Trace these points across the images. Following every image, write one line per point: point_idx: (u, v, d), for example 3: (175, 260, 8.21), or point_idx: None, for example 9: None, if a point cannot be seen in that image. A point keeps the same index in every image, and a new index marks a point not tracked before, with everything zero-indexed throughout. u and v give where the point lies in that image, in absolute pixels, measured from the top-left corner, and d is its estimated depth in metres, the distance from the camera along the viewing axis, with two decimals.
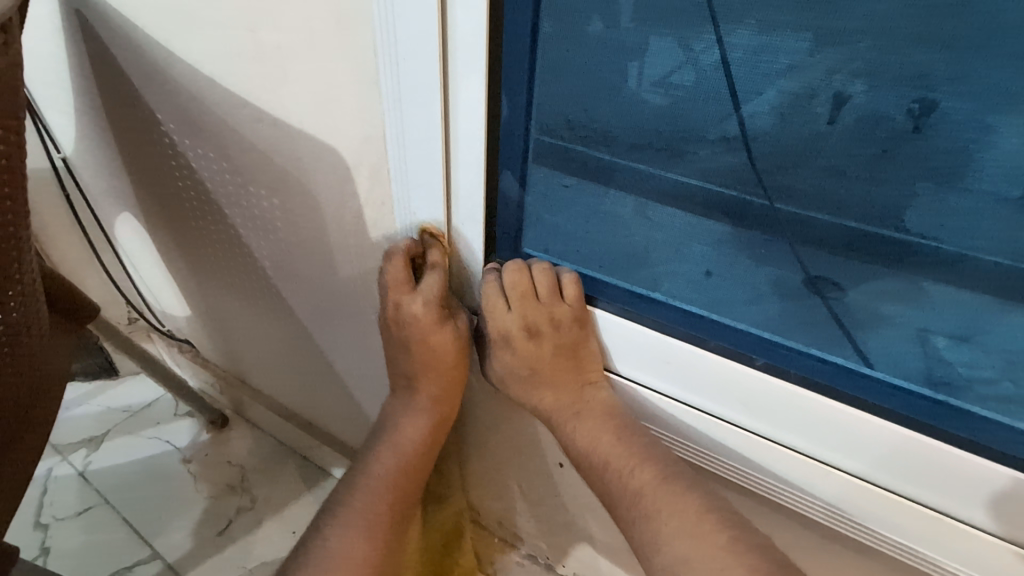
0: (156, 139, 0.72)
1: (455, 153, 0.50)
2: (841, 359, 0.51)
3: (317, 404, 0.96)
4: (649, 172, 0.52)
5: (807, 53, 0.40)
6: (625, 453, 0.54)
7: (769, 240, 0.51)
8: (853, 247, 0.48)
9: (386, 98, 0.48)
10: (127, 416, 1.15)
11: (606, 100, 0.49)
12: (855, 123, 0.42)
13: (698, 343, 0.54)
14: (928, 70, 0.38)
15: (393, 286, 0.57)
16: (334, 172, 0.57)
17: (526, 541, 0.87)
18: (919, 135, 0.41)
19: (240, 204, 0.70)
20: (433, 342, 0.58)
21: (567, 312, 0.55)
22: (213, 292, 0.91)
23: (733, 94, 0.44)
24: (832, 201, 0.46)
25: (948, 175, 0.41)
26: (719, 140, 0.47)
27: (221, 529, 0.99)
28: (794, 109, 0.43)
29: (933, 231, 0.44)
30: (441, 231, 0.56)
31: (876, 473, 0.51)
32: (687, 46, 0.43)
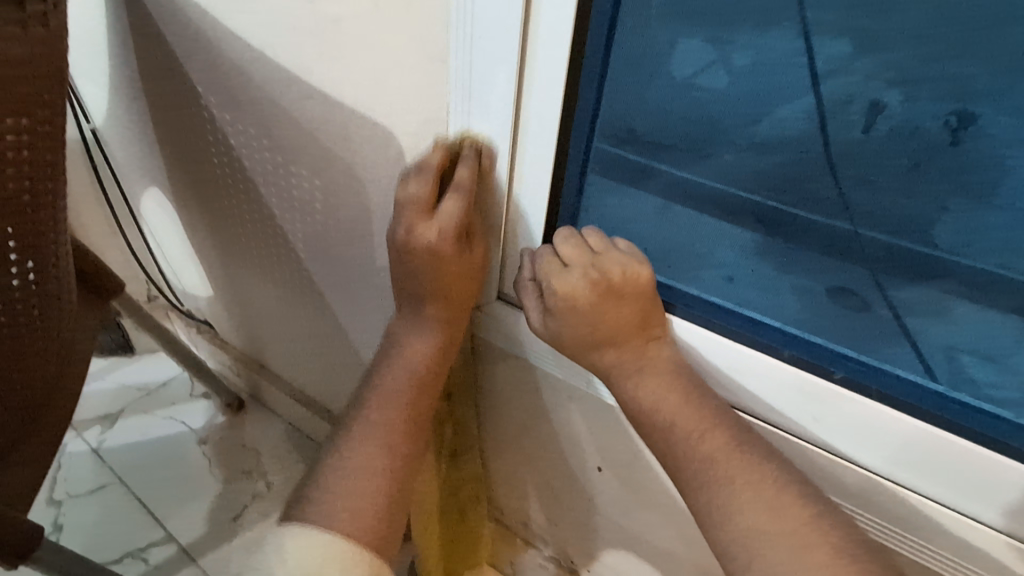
0: (192, 112, 0.70)
1: (523, 139, 0.47)
2: (923, 379, 0.45)
3: (339, 391, 0.94)
4: (676, 172, 0.69)
5: (854, 58, 0.61)
6: (694, 413, 0.44)
7: (790, 245, 0.69)
8: (882, 257, 0.67)
9: (454, 75, 0.45)
10: (143, 394, 1.14)
11: (648, 91, 0.63)
12: (889, 127, 0.62)
13: (771, 351, 0.47)
14: (969, 85, 0.56)
15: (412, 204, 0.49)
16: (384, 156, 0.55)
17: (552, 544, 0.83)
18: (955, 142, 0.60)
19: (278, 182, 0.68)
20: (444, 256, 0.49)
21: (627, 257, 0.47)
22: (240, 273, 0.90)
23: (814, 75, 0.64)
24: (867, 211, 0.65)
25: (974, 195, 0.62)
26: (746, 139, 0.69)
27: (236, 515, 0.98)
28: (836, 110, 0.64)
29: (957, 244, 0.64)
30: (484, 140, 0.48)
31: (964, 502, 0.43)
32: (717, 49, 0.64)
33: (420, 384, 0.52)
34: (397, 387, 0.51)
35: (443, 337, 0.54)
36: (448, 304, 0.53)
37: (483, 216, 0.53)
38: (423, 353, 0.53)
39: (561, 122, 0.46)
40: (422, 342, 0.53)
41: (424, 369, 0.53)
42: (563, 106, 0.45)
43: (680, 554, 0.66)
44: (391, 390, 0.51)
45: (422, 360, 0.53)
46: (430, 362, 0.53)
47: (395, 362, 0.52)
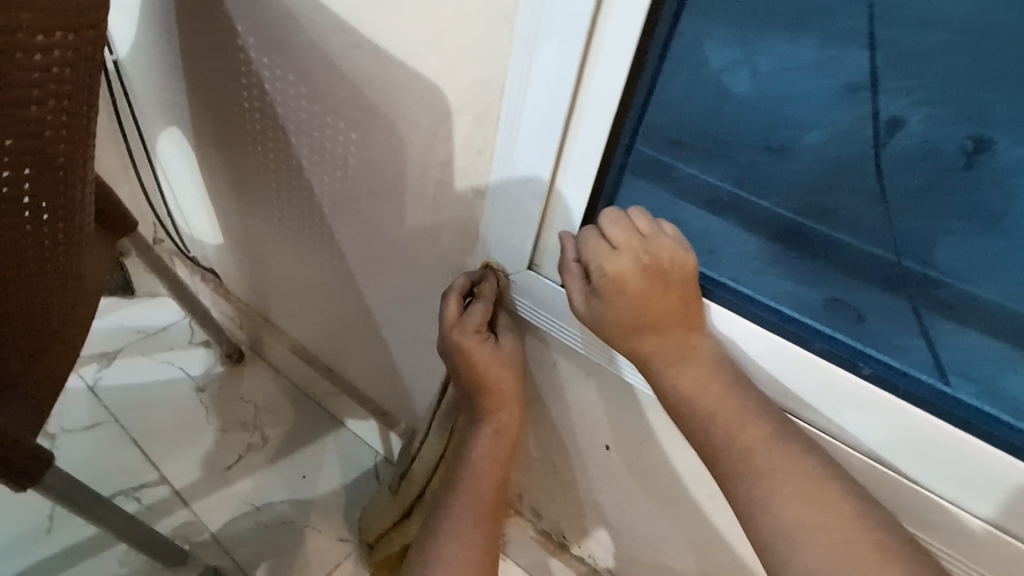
0: (228, 52, 0.68)
1: (578, 114, 0.46)
2: (930, 380, 0.48)
3: (345, 352, 0.94)
4: (701, 176, 0.65)
5: (869, 76, 0.57)
6: (736, 407, 0.44)
7: (800, 259, 0.64)
8: (889, 278, 0.62)
9: (518, 39, 0.44)
10: (141, 336, 1.13)
11: (680, 90, 0.55)
12: (907, 146, 0.57)
13: (803, 345, 0.48)
14: (986, 113, 0.52)
15: (450, 334, 0.55)
16: (429, 114, 0.54)
17: (544, 518, 0.84)
18: (968, 168, 0.56)
19: (311, 133, 0.67)
20: (488, 363, 0.56)
21: (673, 244, 0.47)
22: (257, 222, 0.89)
23: (875, 84, 0.57)
24: (870, 227, 0.62)
25: (978, 218, 0.57)
26: (764, 148, 0.63)
27: (231, 464, 0.98)
28: (846, 133, 0.60)
29: (952, 265, 0.58)
30: (500, 266, 0.58)
31: (962, 496, 0.45)
32: (750, 56, 0.57)
33: (496, 438, 0.59)
34: (481, 451, 0.58)
35: (512, 403, 0.59)
36: (506, 387, 0.58)
37: (501, 304, 0.61)
38: (491, 421, 0.59)
39: (621, 99, 0.45)
40: (495, 421, 0.59)
41: (499, 451, 0.59)
42: (626, 83, 0.43)
43: (676, 536, 0.68)
44: (475, 482, 0.58)
45: (493, 455, 0.59)
46: (498, 459, 0.59)
47: (470, 470, 0.58)
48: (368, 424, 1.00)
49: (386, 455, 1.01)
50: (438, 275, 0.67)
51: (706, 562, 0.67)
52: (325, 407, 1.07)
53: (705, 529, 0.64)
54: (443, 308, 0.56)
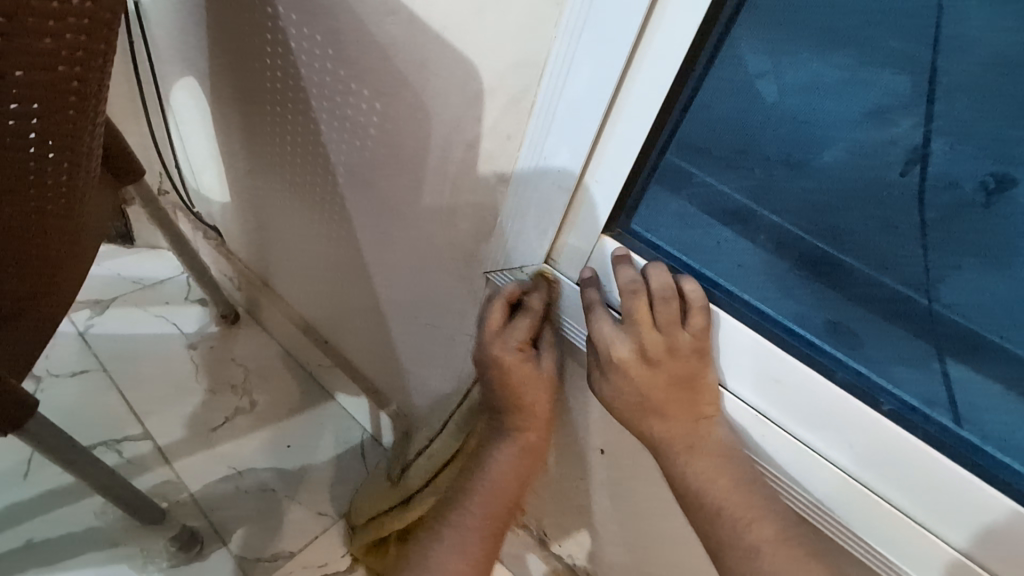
0: (254, 5, 0.66)
1: (619, 107, 0.44)
2: (950, 422, 0.46)
3: (343, 326, 0.92)
4: (713, 185, 0.57)
5: (901, 101, 0.45)
6: (743, 503, 0.43)
7: (813, 289, 0.56)
8: (891, 305, 0.54)
9: (566, 22, 0.42)
10: (137, 288, 1.11)
11: (717, 91, 0.48)
12: (929, 182, 0.48)
13: (822, 371, 0.46)
14: (1019, 149, 0.43)
15: (489, 338, 0.53)
16: (459, 94, 0.52)
17: (528, 514, 0.83)
18: (986, 207, 0.47)
19: (333, 98, 0.65)
20: (521, 382, 0.53)
21: (689, 340, 0.45)
22: (267, 185, 0.86)
23: (920, 105, 0.45)
24: (888, 257, 0.53)
25: (994, 258, 0.48)
26: (777, 161, 0.54)
27: (215, 426, 0.97)
28: (870, 155, 0.50)
29: (967, 310, 0.51)
30: (559, 281, 0.55)
31: (975, 548, 0.43)
32: (777, 60, 0.47)
33: (519, 457, 0.57)
34: (500, 467, 0.56)
35: (541, 424, 0.57)
36: (536, 407, 0.55)
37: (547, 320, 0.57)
38: (517, 439, 0.56)
39: (666, 96, 0.42)
40: (521, 440, 0.56)
41: (522, 470, 0.57)
42: (675, 78, 0.41)
43: (661, 548, 0.67)
44: (488, 499, 0.56)
45: (509, 474, 0.56)
46: (514, 477, 0.56)
47: (486, 483, 0.56)
48: (359, 400, 0.99)
49: (374, 433, 1.00)
50: (450, 259, 0.65)
51: None
52: (316, 378, 1.05)
53: (692, 545, 0.63)
54: (486, 312, 0.54)
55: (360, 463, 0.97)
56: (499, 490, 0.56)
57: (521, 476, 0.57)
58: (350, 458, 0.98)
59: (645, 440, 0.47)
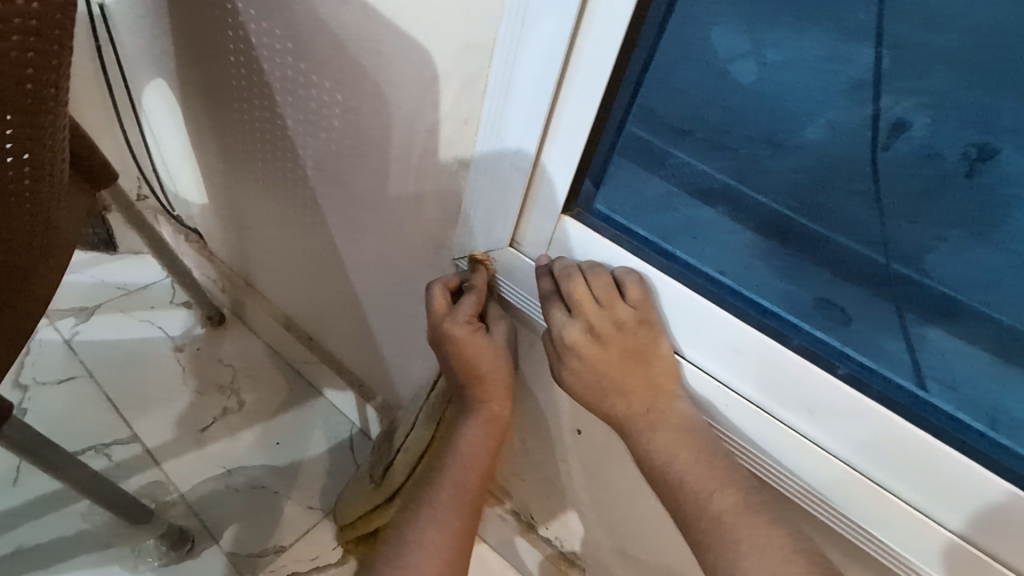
0: (214, 3, 0.66)
1: (567, 84, 0.44)
2: (909, 385, 0.47)
3: (326, 322, 0.93)
4: (694, 165, 0.58)
5: (878, 75, 0.48)
6: (705, 472, 0.44)
7: (793, 258, 0.56)
8: (872, 278, 0.55)
9: (509, 2, 0.42)
10: (121, 293, 1.11)
11: (691, 68, 0.52)
12: (910, 153, 0.50)
13: (781, 340, 0.46)
14: (992, 119, 0.45)
15: (433, 319, 0.55)
16: (416, 81, 0.52)
17: (516, 499, 0.84)
18: (969, 179, 0.49)
19: (296, 92, 0.65)
20: (470, 355, 0.55)
21: (630, 312, 0.47)
22: (241, 184, 0.86)
23: (877, 82, 0.48)
24: (869, 232, 0.54)
25: (976, 225, 0.50)
26: (763, 142, 0.56)
27: (204, 427, 0.97)
28: (848, 131, 0.52)
29: (945, 276, 0.53)
30: (488, 255, 0.57)
31: (931, 506, 0.44)
32: (757, 37, 0.51)
33: (486, 429, 0.57)
34: (468, 440, 0.56)
35: (503, 393, 0.57)
36: (496, 374, 0.56)
37: (493, 298, 0.60)
38: (482, 411, 0.57)
39: (613, 71, 0.43)
40: (484, 411, 0.57)
41: (490, 441, 0.57)
42: (619, 53, 0.42)
43: (641, 524, 0.68)
44: (461, 473, 0.56)
45: (478, 447, 0.56)
46: (483, 449, 0.57)
47: (457, 459, 0.56)
48: (346, 395, 1.00)
49: (363, 427, 1.00)
50: (420, 248, 0.65)
51: (670, 552, 0.67)
52: (304, 375, 1.06)
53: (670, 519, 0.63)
54: (426, 300, 0.56)
55: (350, 456, 0.98)
56: (472, 462, 0.56)
57: (490, 449, 0.57)
58: (340, 452, 0.98)
59: (610, 421, 0.49)
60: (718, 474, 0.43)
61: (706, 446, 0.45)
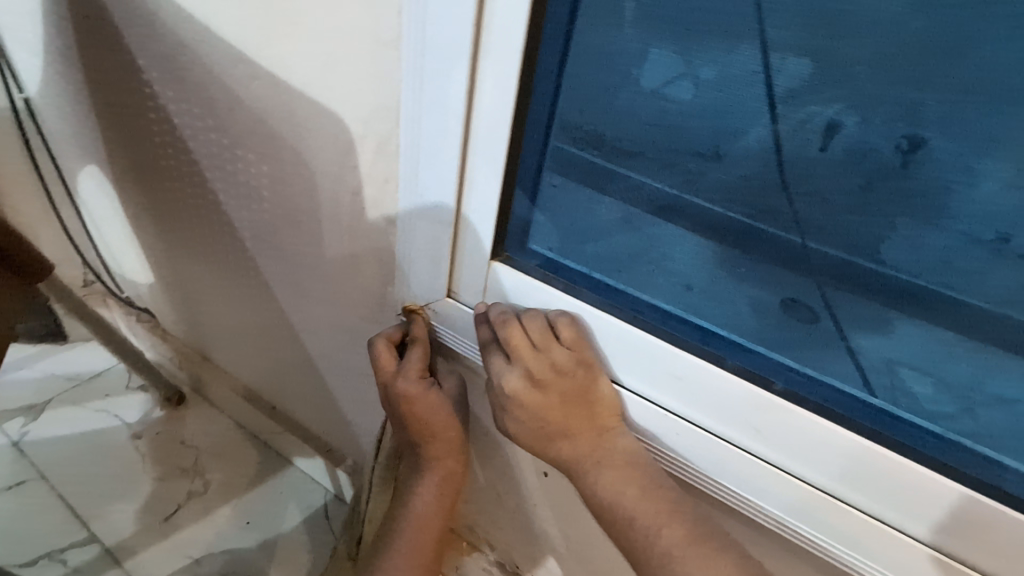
0: (132, 88, 0.66)
1: (474, 138, 0.45)
2: (862, 393, 0.46)
3: (286, 389, 0.90)
4: (641, 180, 0.53)
5: (807, 80, 0.41)
6: (653, 506, 0.44)
7: (749, 260, 0.54)
8: (841, 275, 0.50)
9: (406, 63, 0.43)
10: (73, 385, 1.07)
11: (616, 90, 0.48)
12: (843, 154, 0.44)
13: (717, 362, 0.47)
14: (919, 109, 0.40)
15: (382, 373, 0.55)
16: (334, 146, 0.52)
17: (498, 549, 0.81)
18: (904, 170, 0.43)
19: (223, 166, 0.64)
20: (421, 412, 0.55)
21: (567, 354, 0.47)
22: (184, 259, 0.85)
23: (772, 101, 0.43)
24: (841, 233, 0.48)
25: (930, 211, 0.44)
26: (709, 153, 0.49)
27: (168, 515, 0.92)
28: (790, 137, 0.45)
29: (914, 267, 0.46)
30: (427, 309, 0.57)
31: (890, 514, 0.44)
32: (688, 56, 0.44)
33: (440, 487, 0.59)
34: (422, 498, 0.58)
35: (456, 448, 0.59)
36: (448, 430, 0.57)
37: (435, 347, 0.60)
38: (436, 469, 0.58)
39: (514, 121, 0.44)
40: (438, 467, 0.58)
41: (443, 495, 0.59)
42: (516, 104, 0.43)
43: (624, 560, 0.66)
44: (414, 529, 0.58)
45: (427, 503, 0.59)
46: (434, 503, 0.59)
47: (409, 515, 0.58)
48: (315, 461, 0.96)
49: (337, 491, 0.97)
50: (363, 306, 0.64)
51: None
52: (271, 445, 1.02)
53: None
54: (371, 355, 0.56)
55: (326, 526, 0.94)
56: (422, 520, 0.58)
57: (443, 503, 0.59)
58: (315, 522, 0.94)
59: (557, 464, 0.49)
60: (666, 506, 0.44)
61: (654, 479, 0.46)
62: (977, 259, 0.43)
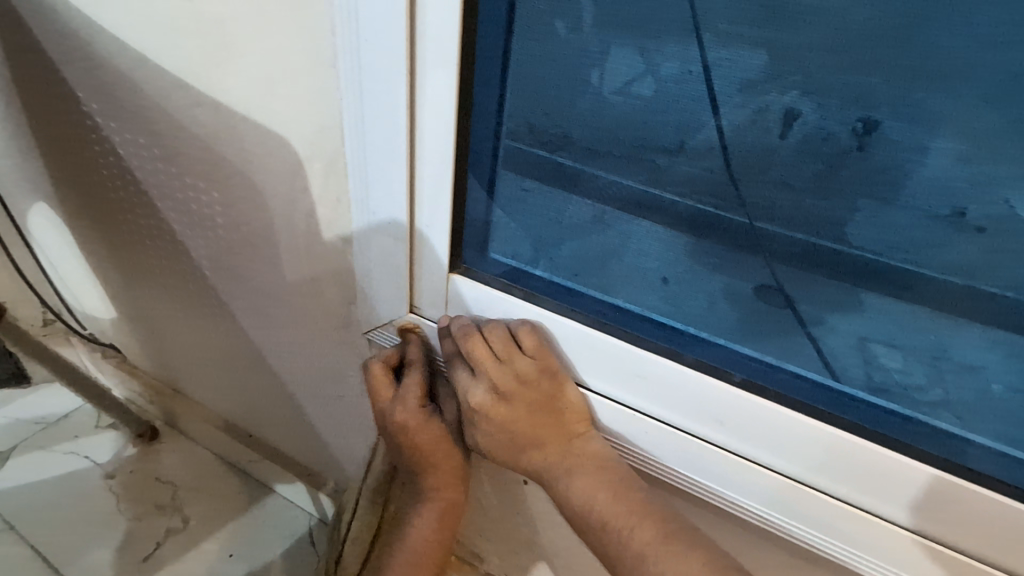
0: (74, 121, 0.64)
1: (419, 152, 0.45)
2: (843, 386, 0.46)
3: (260, 415, 0.89)
4: (610, 178, 0.48)
5: (760, 72, 0.38)
6: (625, 508, 0.44)
7: (723, 249, 0.48)
8: (804, 258, 0.45)
9: (345, 82, 0.43)
10: (39, 429, 1.04)
11: (573, 90, 0.44)
12: (802, 142, 0.40)
13: (677, 358, 0.47)
14: (869, 92, 0.36)
15: (377, 399, 0.54)
16: (283, 168, 0.51)
17: (487, 559, 0.81)
18: (863, 154, 0.39)
19: (174, 195, 0.63)
20: (420, 441, 0.54)
21: (530, 363, 0.47)
22: (144, 292, 0.83)
23: (715, 100, 0.41)
24: (802, 220, 0.43)
25: (890, 189, 0.39)
26: (668, 150, 0.44)
27: (147, 555, 0.90)
28: (747, 131, 0.41)
29: (877, 246, 0.42)
30: (426, 333, 0.56)
31: (859, 496, 0.45)
32: (648, 55, 0.41)
33: (441, 520, 0.58)
34: (421, 531, 0.59)
35: (455, 478, 0.58)
36: (450, 461, 0.56)
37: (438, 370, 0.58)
38: (436, 501, 0.58)
39: (457, 133, 0.44)
40: (438, 500, 0.58)
41: (442, 526, 0.59)
42: (458, 116, 0.43)
43: None
44: (413, 558, 0.59)
45: (424, 537, 0.59)
46: (431, 537, 0.59)
47: (405, 546, 0.59)
48: (296, 486, 0.94)
49: (321, 514, 0.95)
50: (328, 327, 0.64)
51: None
52: (251, 474, 1.00)
53: None
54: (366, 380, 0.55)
55: (311, 550, 0.93)
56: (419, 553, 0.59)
57: (443, 533, 0.60)
58: (300, 548, 0.93)
59: (530, 473, 0.49)
60: (637, 508, 0.44)
61: (625, 480, 0.46)
62: (938, 236, 0.40)
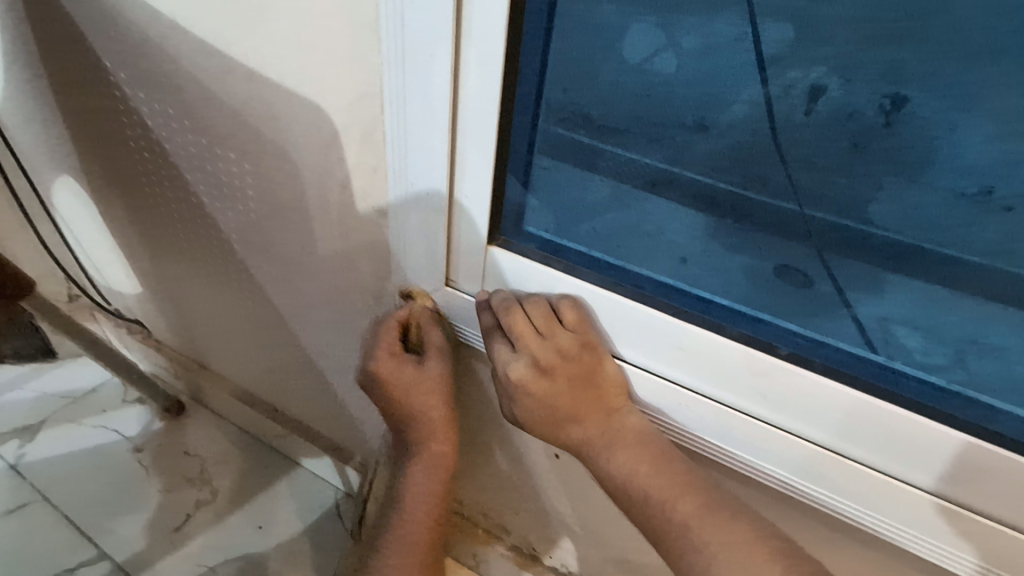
0: (102, 92, 0.63)
1: (462, 118, 0.44)
2: (882, 358, 0.45)
3: (286, 389, 0.89)
4: (631, 157, 0.51)
5: (790, 44, 0.40)
6: (668, 481, 0.44)
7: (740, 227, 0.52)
8: (827, 233, 0.49)
9: (387, 45, 0.41)
10: (67, 403, 1.06)
11: (599, 67, 0.46)
12: (829, 116, 0.43)
13: (720, 330, 0.46)
14: (902, 68, 0.38)
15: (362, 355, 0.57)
16: (319, 137, 0.50)
17: (514, 533, 0.81)
18: (889, 130, 0.41)
19: (204, 166, 0.62)
20: (399, 390, 0.56)
21: (571, 337, 0.48)
22: (171, 267, 0.83)
23: (761, 64, 0.42)
24: (828, 194, 0.46)
25: (910, 169, 0.43)
26: (695, 126, 0.47)
27: (178, 525, 0.92)
28: (774, 105, 0.44)
29: (896, 223, 0.45)
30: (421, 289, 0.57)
31: (913, 475, 0.44)
32: (670, 30, 0.43)
33: (428, 471, 0.59)
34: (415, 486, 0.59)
35: (442, 433, 0.59)
36: (428, 411, 0.57)
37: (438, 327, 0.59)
38: (421, 453, 0.59)
39: (501, 98, 0.42)
40: (426, 452, 0.59)
41: (433, 482, 0.60)
42: (503, 80, 0.41)
43: (639, 533, 0.66)
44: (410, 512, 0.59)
45: (422, 491, 0.59)
46: (427, 491, 0.60)
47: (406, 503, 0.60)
48: (322, 460, 0.96)
49: (347, 488, 0.97)
50: (360, 301, 0.63)
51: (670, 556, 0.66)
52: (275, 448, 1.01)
53: None
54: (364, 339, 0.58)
55: (338, 523, 0.94)
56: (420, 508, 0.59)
57: (439, 486, 0.60)
58: (327, 520, 0.94)
59: (570, 447, 0.49)
60: (679, 482, 0.44)
61: (665, 454, 0.46)
62: (964, 215, 0.42)
